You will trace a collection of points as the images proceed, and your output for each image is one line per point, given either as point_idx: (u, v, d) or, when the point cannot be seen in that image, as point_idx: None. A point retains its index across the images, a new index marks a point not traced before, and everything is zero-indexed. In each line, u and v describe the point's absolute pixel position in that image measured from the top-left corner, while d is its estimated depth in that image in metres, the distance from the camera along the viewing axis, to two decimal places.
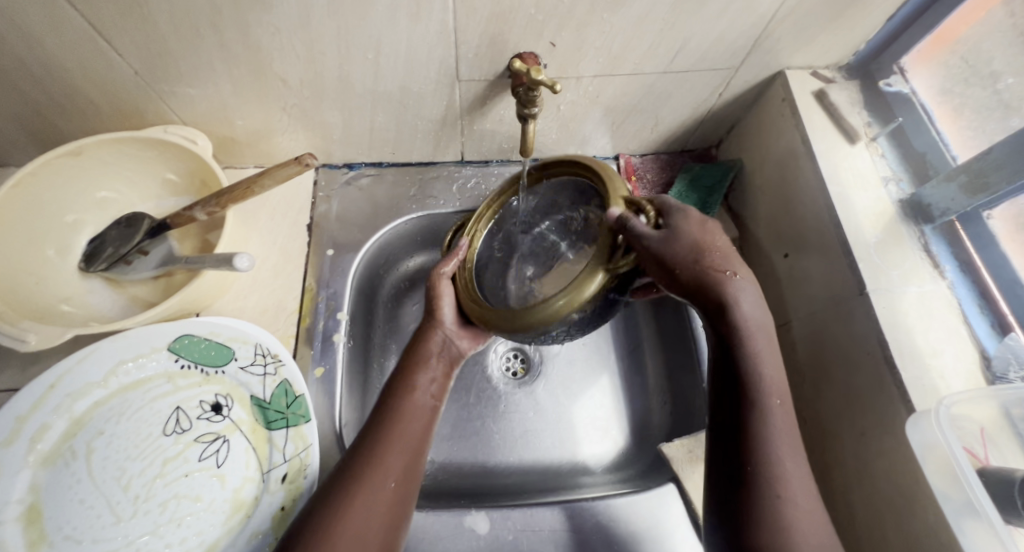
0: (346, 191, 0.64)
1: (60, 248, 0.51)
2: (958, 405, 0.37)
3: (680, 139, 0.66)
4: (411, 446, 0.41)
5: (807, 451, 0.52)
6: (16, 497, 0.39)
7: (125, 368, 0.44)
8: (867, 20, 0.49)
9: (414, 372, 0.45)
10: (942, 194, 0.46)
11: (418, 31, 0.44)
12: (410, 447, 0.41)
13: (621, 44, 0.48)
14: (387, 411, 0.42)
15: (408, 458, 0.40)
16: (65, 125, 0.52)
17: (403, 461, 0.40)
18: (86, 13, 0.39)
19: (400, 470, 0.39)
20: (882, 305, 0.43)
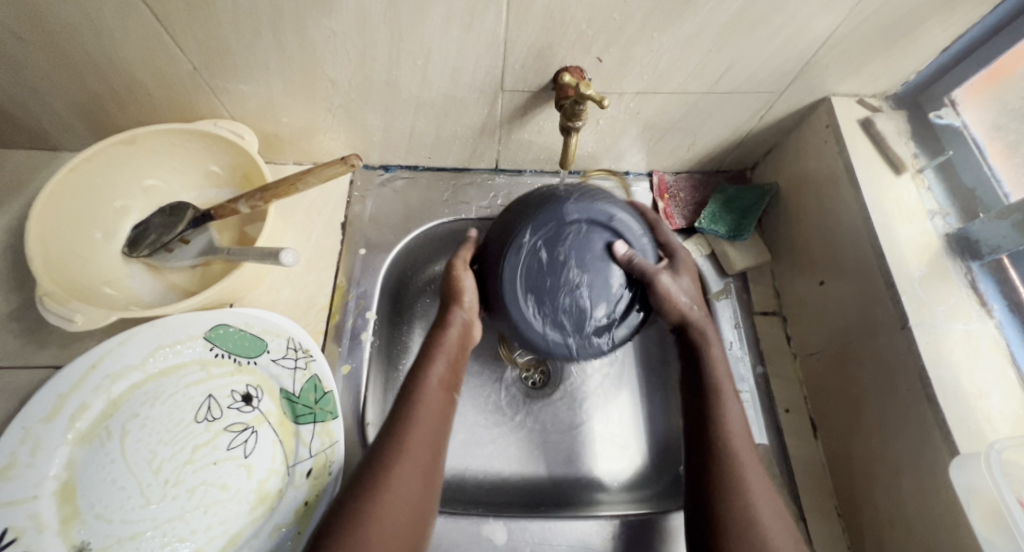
0: (381, 192, 0.65)
1: (107, 232, 0.53)
2: (1008, 451, 0.36)
3: (716, 159, 0.65)
4: (432, 431, 0.42)
5: (836, 486, 0.51)
6: (53, 472, 0.41)
7: (162, 352, 0.46)
8: (919, 50, 0.49)
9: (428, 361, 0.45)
10: (992, 231, 0.45)
11: (469, 40, 0.45)
12: (432, 433, 0.42)
13: (667, 63, 0.48)
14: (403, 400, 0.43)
15: (429, 449, 0.41)
16: (120, 114, 0.54)
17: (424, 452, 0.41)
18: (155, 10, 0.41)
19: (422, 459, 0.40)
20: (925, 340, 0.42)
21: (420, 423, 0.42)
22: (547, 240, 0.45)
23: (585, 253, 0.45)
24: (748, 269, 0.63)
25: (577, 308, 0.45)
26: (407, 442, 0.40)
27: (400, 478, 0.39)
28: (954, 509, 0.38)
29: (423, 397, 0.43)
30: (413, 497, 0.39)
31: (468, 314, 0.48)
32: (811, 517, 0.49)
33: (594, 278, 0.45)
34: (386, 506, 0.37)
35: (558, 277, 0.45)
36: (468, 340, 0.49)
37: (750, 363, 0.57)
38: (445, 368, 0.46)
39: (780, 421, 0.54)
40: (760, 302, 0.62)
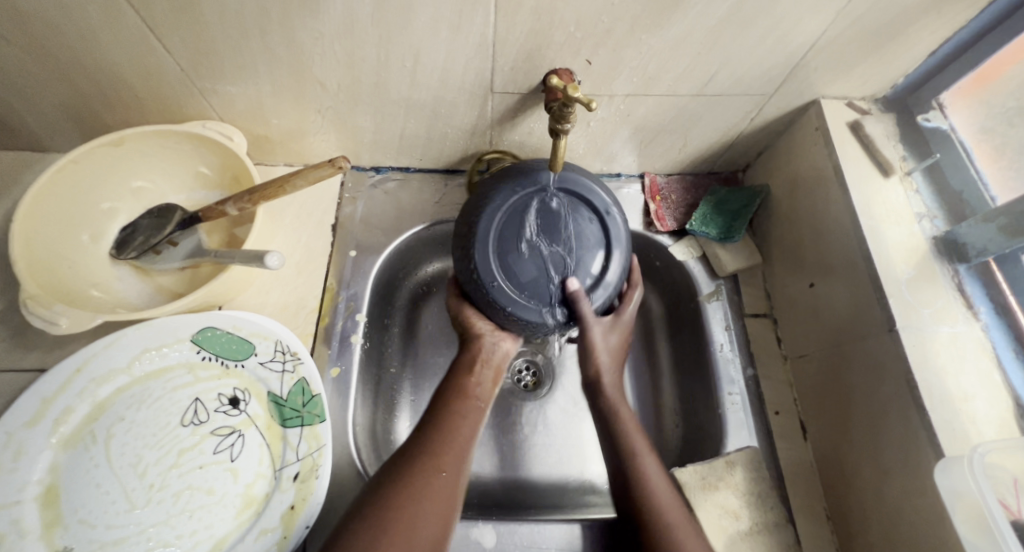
0: (372, 194, 0.65)
1: (94, 234, 0.52)
2: (991, 454, 0.36)
3: (707, 161, 0.65)
4: (462, 442, 0.45)
5: (826, 488, 0.51)
6: (36, 477, 0.40)
7: (148, 355, 0.46)
8: (907, 54, 0.49)
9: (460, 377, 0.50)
10: (979, 234, 0.45)
11: (457, 42, 0.45)
12: (462, 444, 0.45)
13: (657, 66, 0.48)
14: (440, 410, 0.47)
15: (458, 452, 0.44)
16: (108, 115, 0.53)
17: (454, 455, 0.43)
18: (141, 11, 0.40)
19: (452, 462, 0.43)
20: (912, 343, 0.42)
21: (451, 435, 0.45)
22: (499, 243, 0.46)
23: (526, 231, 0.47)
24: (739, 271, 0.63)
25: (563, 273, 0.47)
26: (440, 451, 0.43)
27: (431, 483, 0.40)
28: (939, 511, 0.38)
29: (457, 409, 0.47)
30: (442, 501, 0.40)
31: (493, 337, 0.51)
32: (800, 519, 0.49)
33: (546, 238, 0.47)
34: (417, 509, 0.38)
35: (530, 263, 0.46)
36: (504, 359, 0.52)
37: (739, 365, 0.57)
38: (479, 383, 0.50)
39: (769, 424, 0.54)
40: (751, 304, 0.62)
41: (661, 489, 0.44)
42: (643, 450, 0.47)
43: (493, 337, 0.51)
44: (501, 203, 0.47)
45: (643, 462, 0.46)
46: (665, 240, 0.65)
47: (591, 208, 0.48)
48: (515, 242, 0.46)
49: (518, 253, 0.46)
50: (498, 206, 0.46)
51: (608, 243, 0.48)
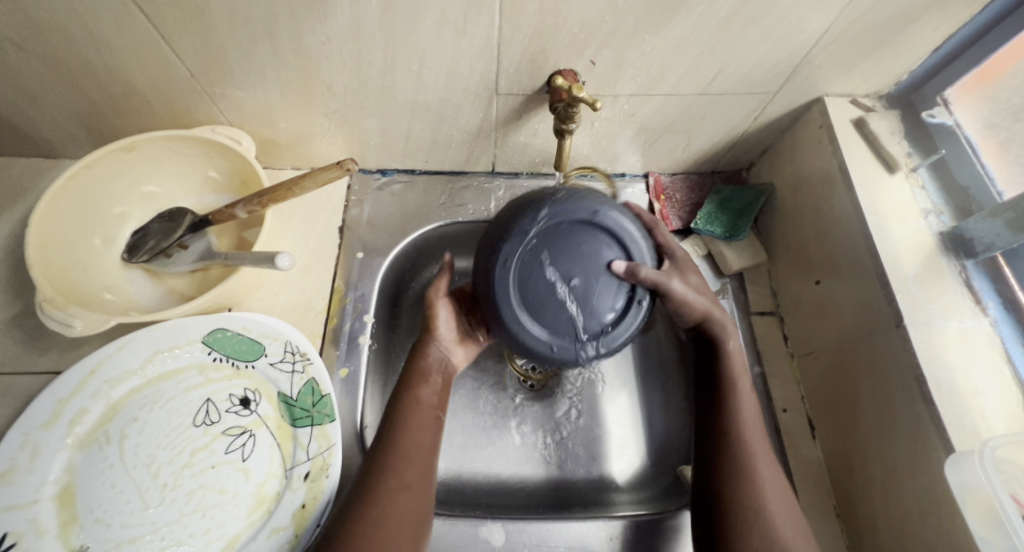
0: (379, 196, 0.65)
1: (106, 238, 0.53)
2: (1002, 448, 0.36)
3: (711, 160, 0.66)
4: (425, 454, 0.44)
5: (835, 485, 0.50)
6: (52, 477, 0.41)
7: (161, 357, 0.47)
8: (911, 50, 0.49)
9: (415, 387, 0.47)
10: (986, 229, 0.45)
11: (462, 44, 0.45)
12: (423, 456, 0.43)
13: (660, 65, 0.48)
14: (393, 422, 0.45)
15: (420, 466, 0.43)
16: (120, 121, 0.54)
17: (416, 470, 0.42)
18: (152, 19, 0.41)
19: (413, 478, 0.42)
20: (920, 339, 0.42)
21: (413, 449, 0.43)
22: (594, 324, 0.44)
23: (562, 305, 0.43)
24: (744, 269, 0.63)
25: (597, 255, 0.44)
26: (398, 468, 0.42)
27: (393, 504, 0.40)
28: (949, 505, 0.38)
29: (410, 420, 0.45)
30: (408, 521, 0.40)
31: (447, 345, 0.52)
32: (810, 517, 0.49)
33: (574, 293, 0.43)
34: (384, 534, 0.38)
35: (598, 293, 0.44)
36: (456, 367, 0.53)
37: (747, 363, 0.57)
38: (433, 391, 0.49)
39: (778, 421, 0.54)
40: (757, 302, 0.62)
41: (756, 443, 0.43)
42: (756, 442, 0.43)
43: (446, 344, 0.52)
44: (545, 342, 0.43)
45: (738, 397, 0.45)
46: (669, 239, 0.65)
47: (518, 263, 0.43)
48: (586, 311, 0.43)
49: (601, 312, 0.44)
50: (527, 329, 0.43)
51: (562, 220, 0.43)
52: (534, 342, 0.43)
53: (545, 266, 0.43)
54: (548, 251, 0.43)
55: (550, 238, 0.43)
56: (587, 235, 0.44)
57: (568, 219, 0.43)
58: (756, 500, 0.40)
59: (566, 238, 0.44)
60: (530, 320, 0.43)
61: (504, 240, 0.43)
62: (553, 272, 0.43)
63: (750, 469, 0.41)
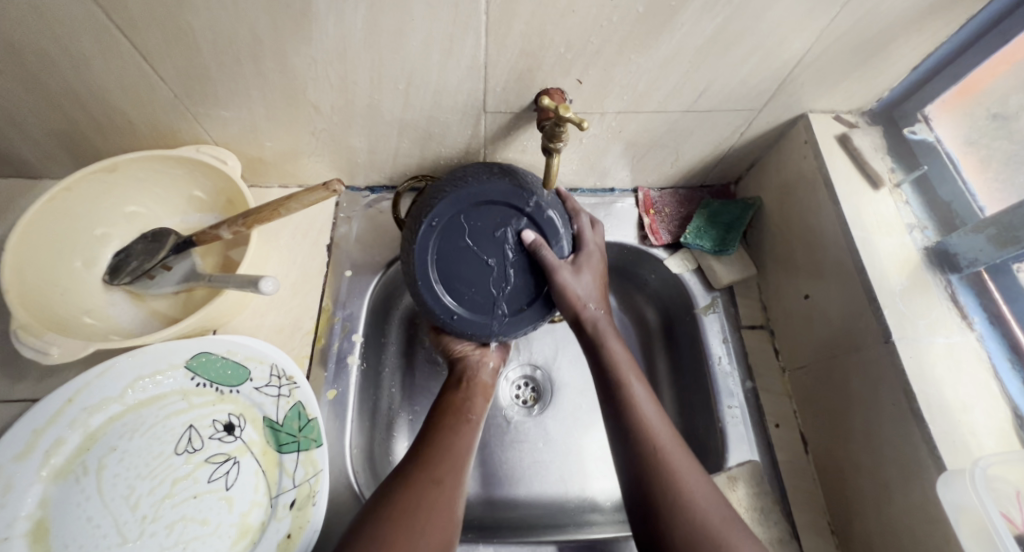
0: (367, 213, 0.65)
1: (87, 260, 0.52)
2: (992, 466, 0.36)
3: (699, 174, 0.66)
4: (458, 455, 0.45)
5: (829, 502, 0.50)
6: (25, 512, 0.40)
7: (142, 383, 0.45)
8: (891, 68, 0.50)
9: (448, 392, 0.53)
10: (970, 245, 0.45)
11: (449, 64, 0.45)
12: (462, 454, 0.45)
13: (647, 83, 0.48)
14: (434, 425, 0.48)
15: (453, 461, 0.44)
16: (102, 142, 0.53)
17: (450, 465, 0.43)
18: (134, 40, 0.41)
19: (448, 472, 0.42)
20: (908, 354, 0.43)
21: (448, 448, 0.45)
22: (530, 274, 0.50)
23: (489, 287, 0.49)
24: (734, 282, 0.63)
25: (487, 233, 0.48)
26: (435, 462, 0.43)
27: (427, 493, 0.40)
28: (941, 525, 0.38)
29: (447, 423, 0.48)
30: (438, 512, 0.39)
31: (479, 357, 0.56)
32: (804, 534, 0.49)
33: (494, 273, 0.49)
34: (413, 521, 0.38)
35: (509, 252, 0.49)
36: (491, 377, 0.56)
37: (738, 378, 0.57)
38: (467, 396, 0.52)
39: (770, 436, 0.54)
40: (747, 316, 0.62)
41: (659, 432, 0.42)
42: (659, 430, 0.42)
43: (477, 356, 0.56)
44: (512, 320, 0.50)
45: (630, 385, 0.46)
46: (659, 253, 0.65)
47: (437, 293, 0.49)
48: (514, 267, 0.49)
49: (522, 260, 0.49)
50: (496, 328, 0.50)
51: (442, 241, 0.48)
52: (505, 333, 0.50)
53: (468, 290, 0.49)
54: (453, 280, 0.49)
55: (446, 259, 0.48)
56: (446, 243, 0.48)
57: (434, 253, 0.48)
58: (673, 486, 0.39)
59: (445, 262, 0.49)
60: (482, 315, 0.49)
61: (441, 319, 0.49)
62: (467, 275, 0.49)
63: (661, 459, 0.40)
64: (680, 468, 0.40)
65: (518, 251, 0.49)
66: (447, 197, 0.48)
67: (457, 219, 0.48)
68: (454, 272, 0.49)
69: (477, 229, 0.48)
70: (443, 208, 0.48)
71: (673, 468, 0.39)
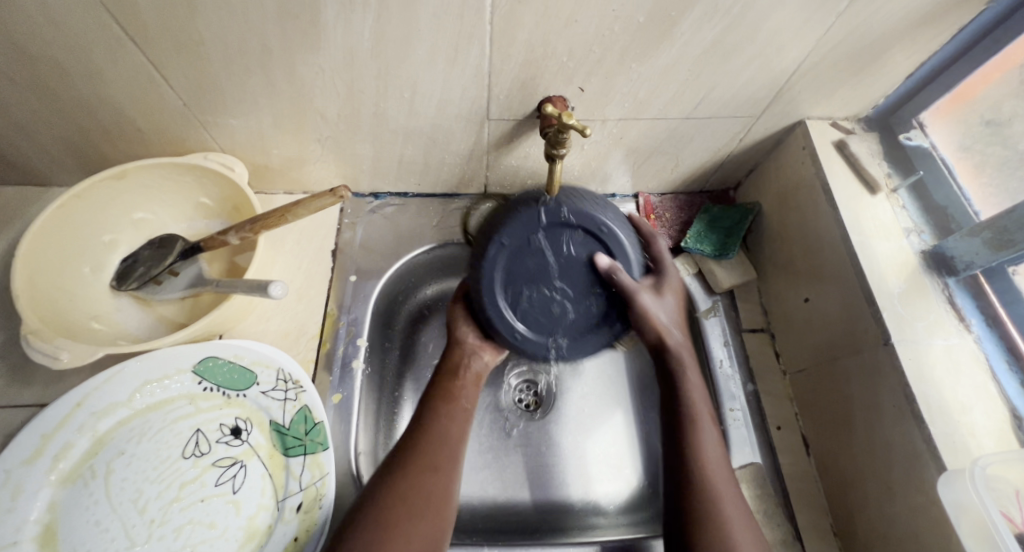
0: (372, 219, 0.66)
1: (95, 266, 0.52)
2: (991, 466, 0.36)
3: (699, 180, 0.67)
4: (454, 442, 0.47)
5: (832, 504, 0.50)
6: (34, 516, 0.40)
7: (149, 388, 0.46)
8: (886, 76, 0.51)
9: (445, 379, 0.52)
10: (966, 248, 0.46)
11: (453, 73, 0.46)
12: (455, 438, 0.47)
13: (647, 91, 0.49)
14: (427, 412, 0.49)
15: (446, 449, 0.46)
16: (111, 150, 0.54)
17: (444, 452, 0.45)
18: (146, 50, 0.42)
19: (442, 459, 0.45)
20: (907, 356, 0.43)
21: (443, 436, 0.46)
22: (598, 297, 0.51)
23: (561, 312, 0.51)
24: (734, 287, 0.64)
25: (559, 260, 0.50)
26: (428, 451, 0.45)
27: (421, 482, 0.42)
28: (943, 526, 0.39)
29: (446, 411, 0.49)
30: (426, 498, 0.42)
31: (475, 348, 0.55)
32: (807, 536, 0.49)
33: (564, 298, 0.51)
34: (404, 510, 0.40)
35: (580, 279, 0.51)
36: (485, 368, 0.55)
37: (739, 381, 0.58)
38: (464, 386, 0.52)
39: (772, 439, 0.55)
40: (748, 319, 0.62)
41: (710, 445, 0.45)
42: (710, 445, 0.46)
43: (474, 346, 0.55)
44: (584, 342, 0.53)
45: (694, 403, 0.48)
46: None
47: (509, 318, 0.51)
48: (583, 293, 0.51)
49: (591, 285, 0.51)
50: (566, 349, 0.52)
51: (512, 269, 0.50)
52: (577, 353, 0.53)
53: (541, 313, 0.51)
54: (523, 305, 0.51)
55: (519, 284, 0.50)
56: (516, 266, 0.50)
57: (502, 279, 0.50)
58: (710, 493, 0.42)
59: (516, 285, 0.50)
60: (556, 336, 0.52)
61: (508, 340, 0.51)
62: (539, 302, 0.51)
63: (706, 467, 0.44)
64: (716, 472, 0.44)
65: (588, 277, 0.51)
66: (512, 223, 0.49)
67: (524, 242, 0.49)
68: (525, 299, 0.51)
69: (546, 254, 0.50)
70: (507, 237, 0.49)
71: (711, 475, 0.43)
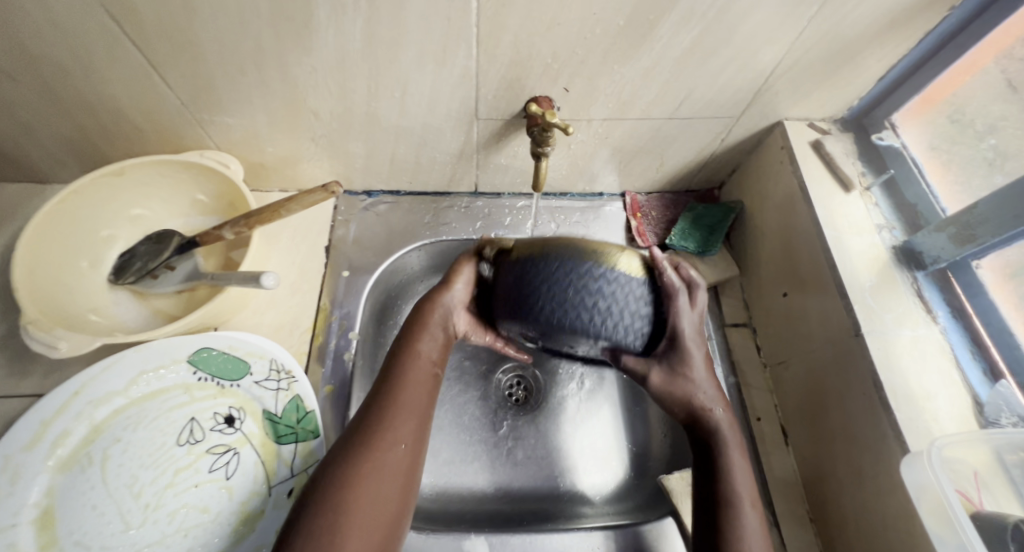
0: (364, 216, 0.67)
1: (93, 261, 0.54)
2: (951, 448, 0.38)
3: (683, 179, 0.69)
4: (417, 407, 0.41)
5: (808, 491, 0.52)
6: (32, 500, 0.41)
7: (145, 377, 0.47)
8: (860, 78, 0.53)
9: (415, 340, 0.44)
10: (933, 243, 0.48)
11: (442, 74, 0.48)
12: (418, 411, 0.41)
13: (629, 92, 0.51)
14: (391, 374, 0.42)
15: (415, 423, 0.40)
16: (110, 148, 0.56)
17: (412, 425, 0.40)
18: (144, 50, 0.43)
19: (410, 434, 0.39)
20: (877, 347, 0.45)
21: (403, 400, 0.40)
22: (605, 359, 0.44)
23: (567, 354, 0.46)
24: (718, 282, 0.66)
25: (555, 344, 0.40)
26: (386, 417, 0.39)
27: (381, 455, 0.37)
28: (908, 508, 0.40)
29: (409, 375, 0.42)
30: (386, 496, 0.36)
31: (456, 303, 0.47)
32: (784, 522, 0.51)
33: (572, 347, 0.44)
34: (352, 498, 0.34)
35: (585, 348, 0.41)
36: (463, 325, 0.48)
37: (721, 373, 0.59)
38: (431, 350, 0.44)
39: (751, 429, 0.56)
40: (730, 314, 0.64)
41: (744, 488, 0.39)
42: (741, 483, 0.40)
43: (456, 301, 0.47)
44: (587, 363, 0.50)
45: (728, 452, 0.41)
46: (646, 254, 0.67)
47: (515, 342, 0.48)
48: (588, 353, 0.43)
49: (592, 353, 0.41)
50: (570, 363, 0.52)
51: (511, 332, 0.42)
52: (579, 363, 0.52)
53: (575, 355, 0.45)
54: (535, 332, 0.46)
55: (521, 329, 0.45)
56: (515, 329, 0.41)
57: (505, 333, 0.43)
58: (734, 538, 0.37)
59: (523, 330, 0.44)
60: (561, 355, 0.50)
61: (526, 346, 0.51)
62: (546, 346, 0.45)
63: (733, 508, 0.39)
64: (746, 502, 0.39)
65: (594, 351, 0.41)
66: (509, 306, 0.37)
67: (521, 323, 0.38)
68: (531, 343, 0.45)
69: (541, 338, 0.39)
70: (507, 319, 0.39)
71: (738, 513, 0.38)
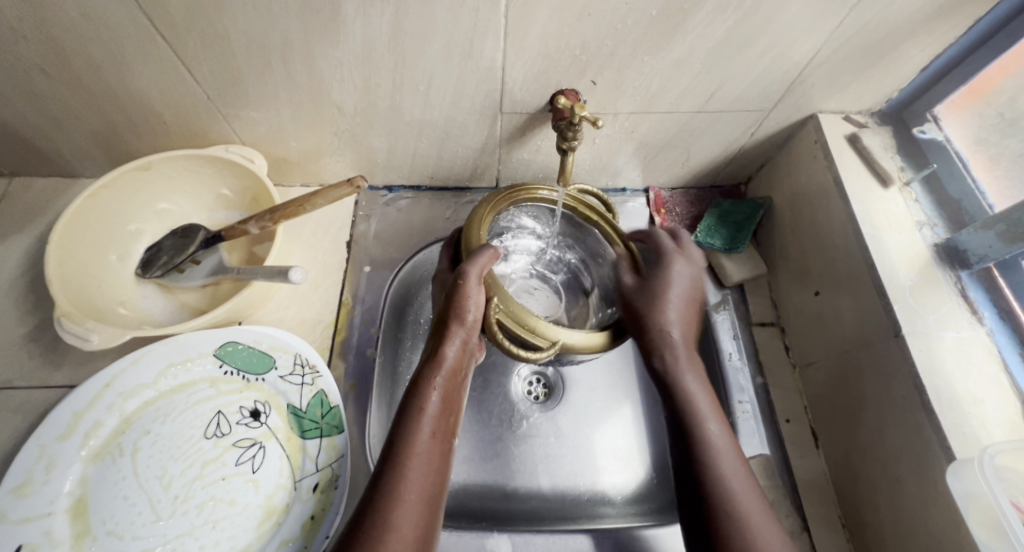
0: (385, 212, 0.67)
1: (122, 254, 0.54)
2: (1001, 456, 0.36)
3: (710, 174, 0.67)
4: (430, 474, 0.38)
5: (840, 496, 0.51)
6: (66, 490, 0.42)
7: (173, 370, 0.48)
8: (900, 70, 0.51)
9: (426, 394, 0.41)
10: (980, 241, 0.46)
11: (468, 67, 0.47)
12: (432, 473, 0.38)
13: (659, 84, 0.50)
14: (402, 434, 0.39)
15: (430, 489, 0.38)
16: (136, 142, 0.56)
17: (427, 492, 0.37)
18: (174, 45, 0.43)
19: (423, 501, 0.37)
20: (918, 348, 0.43)
21: (417, 463, 0.38)
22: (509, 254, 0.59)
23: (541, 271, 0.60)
24: (745, 280, 0.64)
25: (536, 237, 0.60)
26: (404, 471, 0.37)
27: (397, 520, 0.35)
28: (950, 516, 0.39)
29: (423, 432, 0.39)
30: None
31: (469, 335, 0.44)
32: (815, 526, 0.49)
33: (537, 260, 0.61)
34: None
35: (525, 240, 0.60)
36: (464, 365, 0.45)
37: (749, 374, 0.58)
38: (444, 399, 0.42)
39: (779, 431, 0.55)
40: (757, 313, 0.63)
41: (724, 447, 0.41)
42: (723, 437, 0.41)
43: (467, 338, 0.44)
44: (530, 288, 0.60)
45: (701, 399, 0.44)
46: None
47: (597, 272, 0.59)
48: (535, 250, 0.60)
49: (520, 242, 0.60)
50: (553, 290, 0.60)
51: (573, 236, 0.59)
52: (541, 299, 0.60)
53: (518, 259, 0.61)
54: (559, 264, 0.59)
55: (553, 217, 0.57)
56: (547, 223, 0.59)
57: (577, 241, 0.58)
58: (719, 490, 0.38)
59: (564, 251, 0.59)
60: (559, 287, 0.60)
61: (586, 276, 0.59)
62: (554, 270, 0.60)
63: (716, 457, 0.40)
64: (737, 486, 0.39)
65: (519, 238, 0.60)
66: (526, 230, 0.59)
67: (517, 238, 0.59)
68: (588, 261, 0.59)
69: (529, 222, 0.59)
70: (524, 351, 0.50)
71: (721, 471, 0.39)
